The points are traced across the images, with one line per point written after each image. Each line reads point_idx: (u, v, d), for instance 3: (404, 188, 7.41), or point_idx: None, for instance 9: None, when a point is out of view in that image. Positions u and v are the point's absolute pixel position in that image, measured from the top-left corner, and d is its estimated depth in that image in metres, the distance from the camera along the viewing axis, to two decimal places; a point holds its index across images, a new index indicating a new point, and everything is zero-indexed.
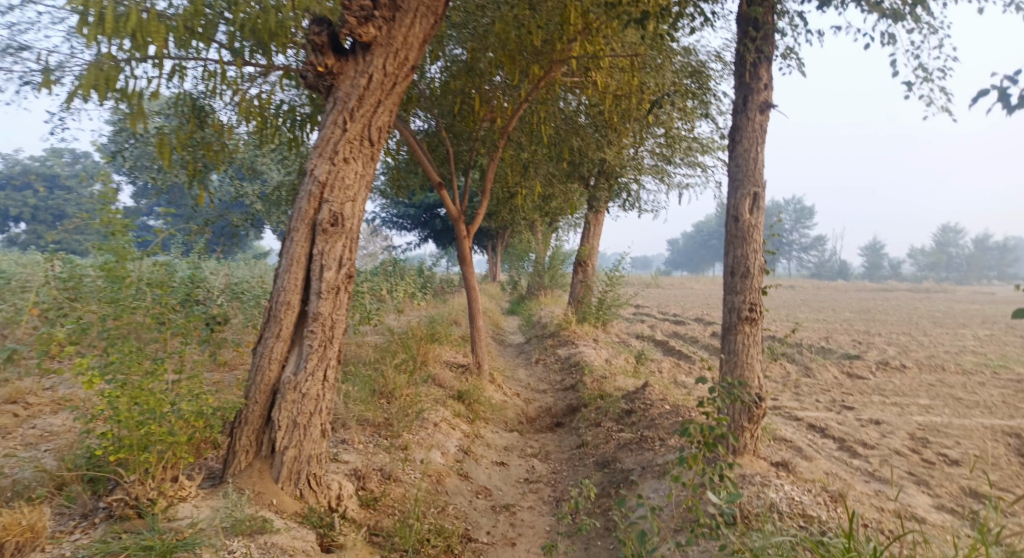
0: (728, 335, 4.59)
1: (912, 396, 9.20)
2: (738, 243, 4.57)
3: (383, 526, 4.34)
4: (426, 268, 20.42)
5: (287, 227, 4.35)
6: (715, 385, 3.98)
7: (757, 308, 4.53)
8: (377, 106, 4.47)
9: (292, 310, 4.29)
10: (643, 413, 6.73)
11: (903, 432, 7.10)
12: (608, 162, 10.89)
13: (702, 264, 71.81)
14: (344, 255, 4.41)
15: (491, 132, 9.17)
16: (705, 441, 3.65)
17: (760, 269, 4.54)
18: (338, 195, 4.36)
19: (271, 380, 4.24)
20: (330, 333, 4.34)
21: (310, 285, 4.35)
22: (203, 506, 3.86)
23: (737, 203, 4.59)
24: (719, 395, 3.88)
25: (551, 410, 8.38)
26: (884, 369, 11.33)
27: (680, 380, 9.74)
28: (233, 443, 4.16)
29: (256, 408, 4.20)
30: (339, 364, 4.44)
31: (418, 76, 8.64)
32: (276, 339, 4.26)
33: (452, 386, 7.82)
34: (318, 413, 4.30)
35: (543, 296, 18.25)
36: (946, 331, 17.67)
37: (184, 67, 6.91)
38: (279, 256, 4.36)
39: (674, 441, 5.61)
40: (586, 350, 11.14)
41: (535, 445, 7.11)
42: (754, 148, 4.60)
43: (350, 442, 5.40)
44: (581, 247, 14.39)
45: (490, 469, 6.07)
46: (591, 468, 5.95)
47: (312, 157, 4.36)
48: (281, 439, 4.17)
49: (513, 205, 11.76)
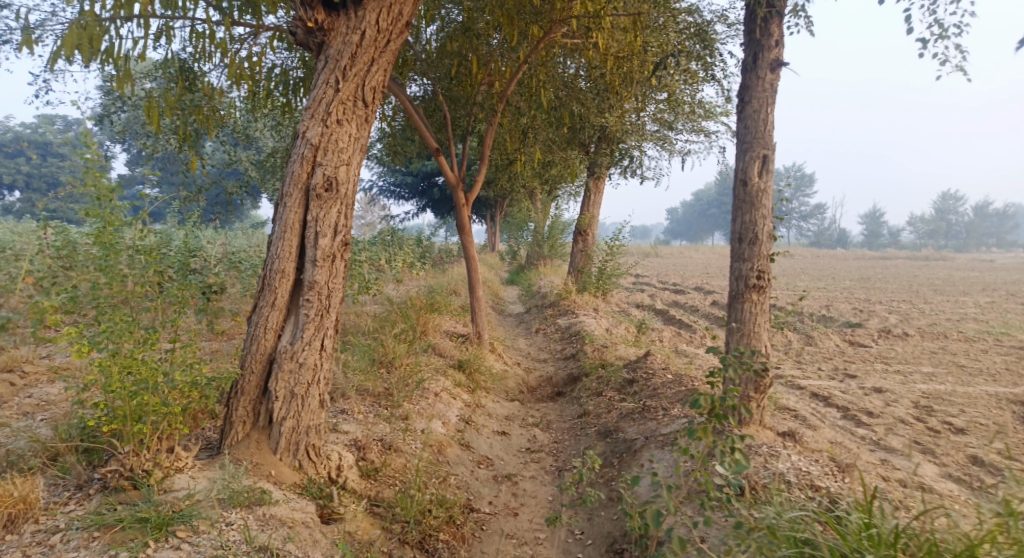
0: (735, 303, 4.49)
1: (915, 364, 9.16)
2: (747, 208, 4.44)
3: (384, 497, 4.28)
4: (425, 238, 20.27)
5: (280, 193, 4.21)
6: (726, 356, 3.89)
7: (765, 276, 4.41)
8: (371, 65, 4.31)
9: (287, 278, 4.17)
10: (646, 382, 6.66)
11: (907, 400, 7.06)
12: (609, 128, 10.69)
13: (701, 233, 71.55)
14: (340, 222, 4.28)
15: (490, 96, 8.96)
16: (715, 412, 3.58)
17: (768, 235, 4.42)
18: (332, 158, 4.22)
19: (267, 350, 4.13)
20: (327, 301, 4.23)
21: (305, 253, 4.22)
22: (200, 477, 3.78)
23: (746, 166, 4.45)
24: (732, 367, 3.80)
25: (551, 379, 8.34)
26: (886, 337, 11.29)
27: (681, 349, 9.68)
28: (229, 414, 4.06)
29: (251, 378, 4.10)
30: (337, 334, 4.33)
31: (415, 38, 8.41)
32: (272, 308, 4.14)
33: (452, 355, 7.75)
34: (316, 384, 4.20)
35: (542, 266, 18.16)
36: (947, 299, 17.64)
37: (172, 28, 6.70)
38: (273, 223, 4.23)
39: (677, 411, 5.55)
40: (587, 320, 11.08)
41: (536, 414, 7.07)
42: (764, 109, 4.44)
43: (350, 412, 5.32)
44: (581, 216, 14.23)
45: (491, 439, 6.02)
46: (593, 437, 5.89)
47: (304, 119, 4.20)
48: (278, 409, 4.07)
49: (513, 173, 11.58)
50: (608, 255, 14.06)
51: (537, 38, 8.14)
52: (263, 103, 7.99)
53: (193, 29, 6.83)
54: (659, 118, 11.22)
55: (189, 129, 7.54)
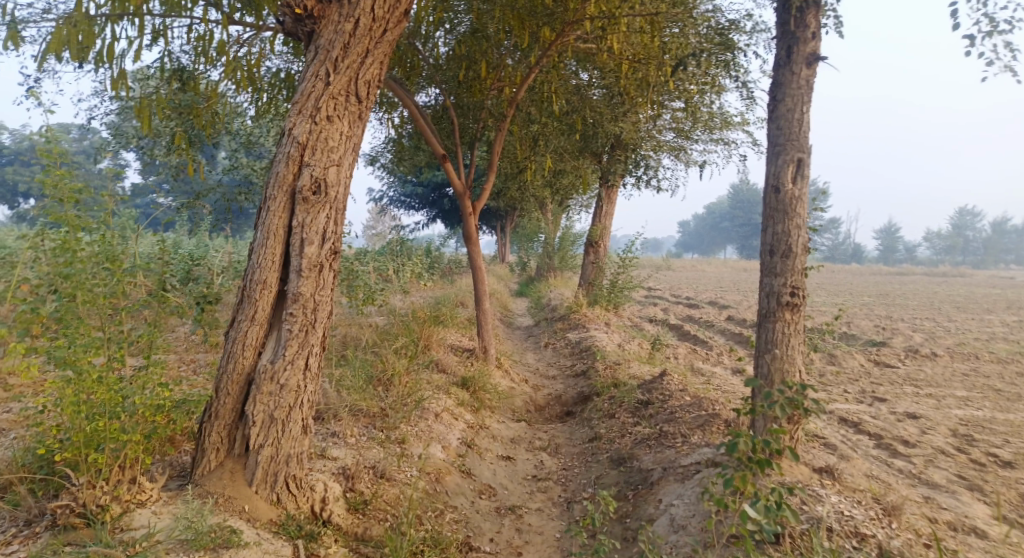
0: (764, 322, 4.04)
1: (948, 387, 8.64)
2: (779, 218, 4.00)
3: (372, 535, 3.88)
4: (434, 248, 19.91)
5: (263, 196, 3.82)
6: (771, 391, 3.56)
7: (799, 293, 3.96)
8: (365, 56, 3.93)
9: (269, 289, 3.77)
10: (662, 404, 6.20)
11: (944, 428, 6.56)
12: (623, 136, 10.30)
13: (713, 246, 70.90)
14: (328, 228, 3.87)
15: (500, 101, 8.57)
16: (758, 460, 3.21)
17: (803, 248, 3.97)
18: (321, 158, 3.83)
19: (245, 369, 3.72)
20: (312, 316, 3.81)
21: (289, 262, 3.82)
22: (164, 513, 3.36)
23: (778, 171, 4.02)
24: (780, 405, 3.45)
25: (561, 398, 7.90)
26: (913, 357, 10.76)
27: (697, 368, 9.20)
28: (202, 440, 3.66)
29: (227, 400, 3.69)
30: (324, 352, 3.91)
31: (422, 42, 7.98)
32: (251, 322, 3.74)
33: (456, 372, 7.32)
34: (299, 407, 3.78)
35: (552, 278, 17.73)
36: (972, 317, 17.04)
37: (169, 27, 6.38)
38: (255, 229, 3.83)
39: (698, 439, 5.10)
40: (598, 335, 10.64)
41: (543, 437, 6.62)
42: (799, 108, 4.01)
43: (341, 436, 4.90)
44: (593, 227, 13.79)
45: (494, 465, 5.59)
46: (605, 465, 5.43)
47: (291, 115, 3.82)
48: (256, 436, 3.65)
49: (522, 182, 11.18)
50: (620, 267, 13.62)
51: (549, 41, 7.79)
52: (265, 107, 7.66)
53: (192, 29, 6.52)
54: (676, 127, 10.80)
55: (186, 132, 7.21)
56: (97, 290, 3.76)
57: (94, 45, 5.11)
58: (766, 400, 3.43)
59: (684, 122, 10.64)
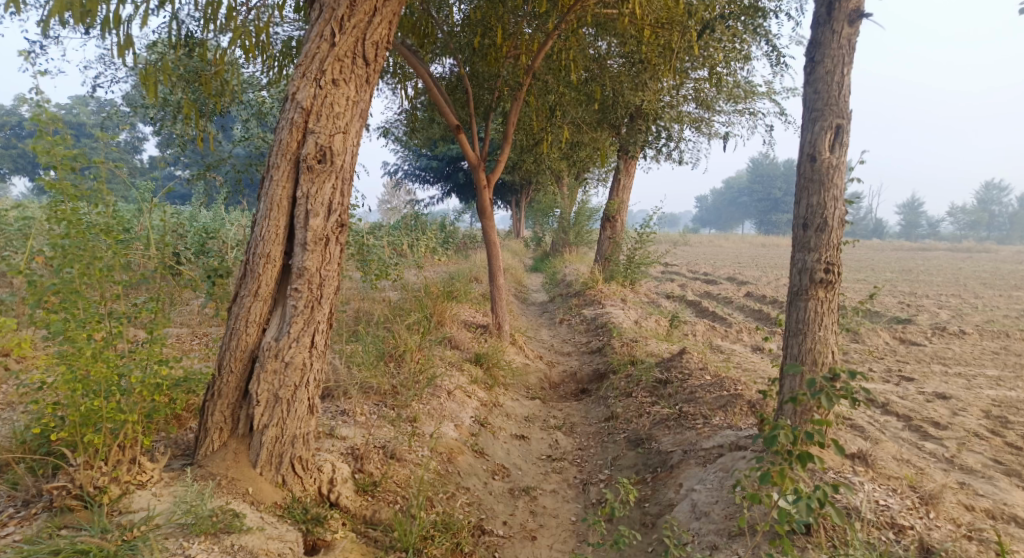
0: (795, 301, 3.82)
1: (978, 367, 8.37)
2: (815, 189, 3.75)
3: (381, 519, 3.74)
4: (448, 222, 19.70)
5: (266, 164, 3.63)
6: (816, 378, 3.38)
7: (834, 269, 3.73)
8: (373, 15, 3.70)
9: (272, 263, 3.59)
10: (681, 383, 6.00)
11: (976, 409, 6.32)
12: (641, 107, 9.99)
13: (730, 221, 70.04)
14: (334, 199, 3.68)
15: (516, 70, 8.29)
16: (801, 456, 3.05)
17: (839, 221, 3.73)
18: (327, 124, 3.63)
19: (248, 346, 3.57)
20: (318, 292, 3.64)
21: (294, 235, 3.64)
22: (165, 494, 3.23)
23: (814, 139, 3.77)
24: (827, 395, 3.25)
25: (576, 375, 7.74)
26: (940, 335, 10.46)
27: (716, 345, 8.99)
28: (204, 419, 3.51)
29: (231, 379, 3.54)
30: (330, 329, 3.74)
31: (437, 9, 7.75)
32: (254, 298, 3.57)
33: (469, 348, 7.16)
34: (305, 387, 3.62)
35: (567, 253, 17.50)
36: (998, 294, 16.62)
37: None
38: (257, 200, 3.65)
39: (720, 420, 4.91)
40: (614, 311, 10.44)
41: (558, 415, 6.46)
42: (839, 70, 3.74)
43: (350, 414, 4.76)
44: (610, 201, 13.50)
45: (508, 444, 5.44)
46: (623, 446, 5.27)
47: (294, 78, 3.60)
48: (260, 416, 3.51)
49: (538, 155, 10.90)
50: (637, 243, 13.34)
51: (567, 5, 7.49)
52: (275, 76, 7.45)
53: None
54: (698, 97, 10.45)
55: (195, 102, 7.02)
56: (94, 264, 3.60)
57: (98, 11, 4.88)
58: (808, 387, 3.23)
59: (706, 92, 10.29)
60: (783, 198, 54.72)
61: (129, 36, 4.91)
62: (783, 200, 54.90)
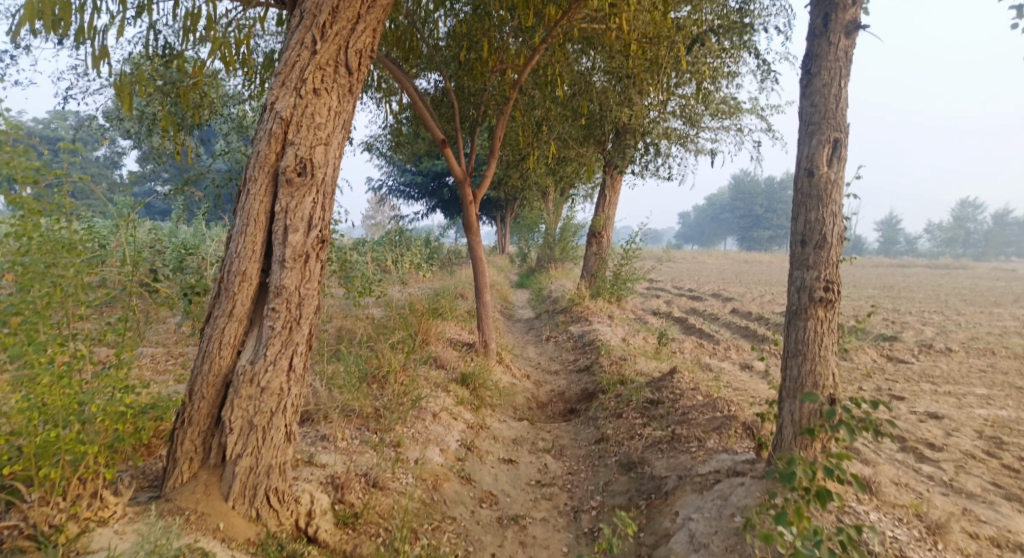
0: (794, 320, 3.68)
1: (967, 385, 8.30)
2: (813, 204, 3.63)
3: (363, 554, 3.55)
4: (433, 238, 19.54)
5: (242, 178, 3.44)
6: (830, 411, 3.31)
7: (834, 287, 3.59)
8: (356, 23, 3.56)
9: (248, 282, 3.40)
10: (672, 404, 5.84)
11: (969, 429, 6.22)
12: (628, 123, 9.92)
13: (713, 237, 70.52)
14: (315, 213, 3.50)
15: (502, 85, 8.18)
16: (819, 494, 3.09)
17: (839, 237, 3.60)
18: (307, 135, 3.46)
19: (222, 370, 3.36)
20: (297, 312, 3.45)
21: (272, 252, 3.45)
22: (128, 532, 2.99)
23: (811, 153, 3.65)
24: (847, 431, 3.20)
25: (564, 394, 7.57)
26: (927, 352, 10.42)
27: (705, 363, 8.87)
28: (173, 449, 3.29)
29: (202, 405, 3.32)
30: (310, 351, 3.55)
31: (422, 24, 7.64)
32: (229, 318, 3.37)
33: (455, 367, 6.96)
34: (282, 413, 3.42)
35: (553, 269, 17.37)
36: (980, 311, 16.69)
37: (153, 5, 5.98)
38: (233, 215, 3.46)
39: (715, 442, 4.76)
40: (601, 328, 10.30)
41: (547, 437, 6.28)
42: (836, 83, 3.64)
43: (331, 440, 4.55)
44: (596, 217, 13.41)
45: (496, 468, 5.26)
46: (614, 470, 5.10)
47: (273, 87, 3.44)
48: (233, 445, 3.30)
49: (524, 170, 10.78)
50: (623, 259, 13.24)
51: (553, 18, 7.40)
52: (257, 88, 7.27)
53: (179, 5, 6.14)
54: (684, 113, 10.40)
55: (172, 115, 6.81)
56: (56, 283, 3.36)
57: (72, 20, 4.65)
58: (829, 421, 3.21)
59: (692, 108, 10.25)
60: (765, 215, 55.27)
61: (105, 47, 4.68)
62: (765, 217, 55.40)
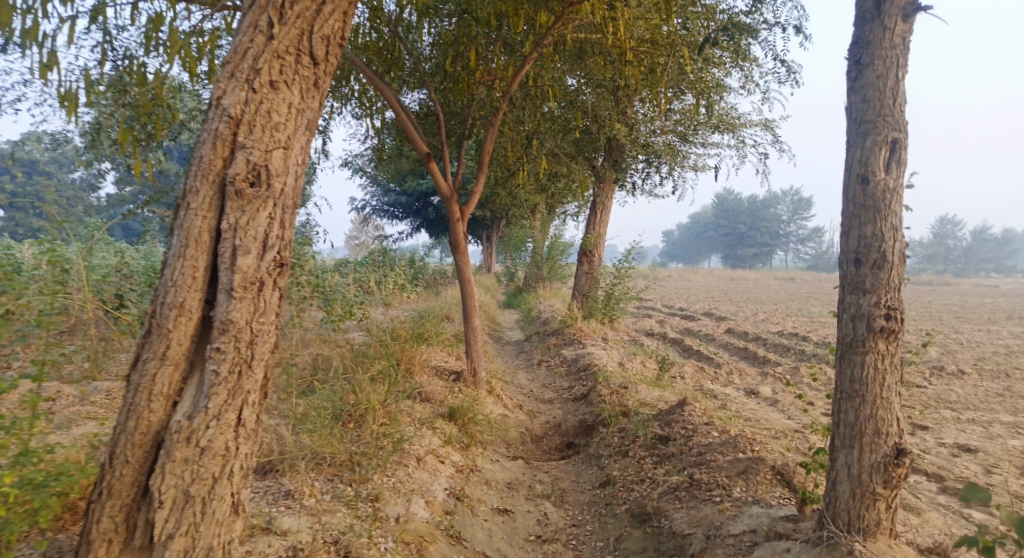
0: (848, 355, 3.07)
1: (990, 412, 7.77)
2: (868, 216, 3.04)
3: None
4: (417, 259, 18.92)
5: (181, 190, 2.81)
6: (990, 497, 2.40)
7: (896, 315, 2.99)
8: (322, 2, 2.95)
9: (187, 316, 2.75)
10: (686, 441, 5.20)
11: (1009, 466, 5.65)
12: (620, 136, 9.39)
13: (699, 255, 70.26)
14: (271, 232, 2.86)
15: (490, 96, 7.54)
16: None
17: (900, 256, 3.02)
18: (262, 137, 2.84)
19: (152, 427, 2.69)
20: (247, 352, 2.79)
21: (217, 278, 2.81)
22: None
23: (865, 157, 3.07)
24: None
25: (560, 426, 6.92)
26: (939, 375, 9.90)
27: (708, 390, 8.26)
28: (88, 529, 2.62)
29: (126, 472, 2.65)
30: (265, 400, 2.88)
31: (406, 32, 7.07)
32: (162, 361, 2.72)
33: (442, 400, 6.27)
34: (227, 479, 2.73)
35: (541, 289, 16.77)
36: (978, 328, 16.28)
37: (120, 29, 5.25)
38: (169, 235, 2.82)
39: (741, 491, 4.16)
40: (596, 351, 9.68)
41: (544, 479, 5.64)
42: (892, 74, 3.07)
43: (296, 497, 3.90)
44: (587, 235, 12.81)
45: (490, 522, 4.64)
46: (626, 522, 4.49)
47: (220, 79, 2.82)
48: (164, 523, 2.61)
49: (513, 187, 10.17)
50: (615, 278, 12.61)
51: (545, 25, 6.73)
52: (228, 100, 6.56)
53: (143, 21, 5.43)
54: (679, 128, 9.92)
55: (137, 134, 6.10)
56: None
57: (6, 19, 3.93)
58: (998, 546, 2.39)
59: (688, 122, 9.73)
60: (749, 233, 55.32)
61: (54, 54, 4.01)
62: (749, 234, 55.37)
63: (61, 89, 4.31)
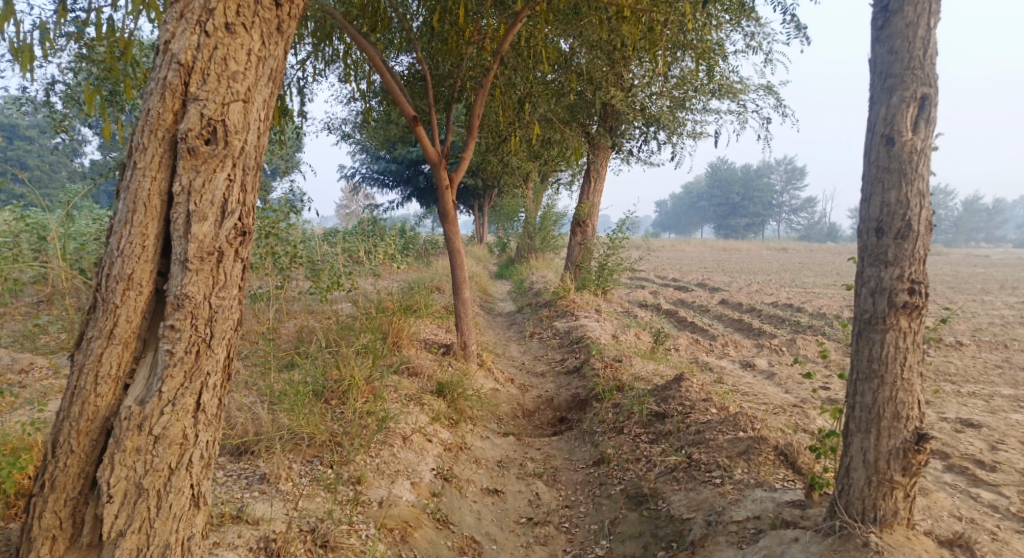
0: (867, 333, 2.82)
1: (991, 385, 7.60)
2: (892, 181, 2.77)
3: None
4: (407, 228, 18.55)
5: (128, 148, 2.50)
6: None
7: (920, 289, 2.74)
8: None
9: (137, 289, 2.47)
10: (683, 418, 4.98)
11: (1014, 442, 5.47)
12: (615, 100, 9.02)
13: (691, 225, 69.98)
14: (231, 196, 2.56)
15: (480, 58, 7.14)
16: None
17: (926, 225, 2.75)
18: (217, 88, 2.51)
19: (100, 412, 2.42)
20: (205, 330, 2.52)
21: (171, 248, 2.52)
22: None
23: (890, 115, 2.79)
24: None
25: (552, 400, 6.70)
26: (937, 347, 9.73)
27: (704, 363, 8.05)
28: (30, 525, 2.37)
29: (70, 463, 2.39)
30: (226, 381, 2.61)
31: None
32: (109, 339, 2.44)
33: (430, 375, 6.01)
34: (185, 469, 2.48)
35: (533, 260, 16.49)
36: (972, 298, 16.18)
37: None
38: (116, 198, 2.51)
39: (743, 472, 3.95)
40: (590, 323, 9.45)
41: (536, 456, 5.43)
42: (923, 22, 2.76)
43: (272, 481, 3.66)
44: (580, 205, 12.48)
45: (479, 503, 4.42)
46: (621, 505, 4.29)
47: (168, 21, 2.49)
48: (113, 518, 2.36)
49: (504, 154, 9.80)
50: (609, 248, 12.31)
51: None
52: None
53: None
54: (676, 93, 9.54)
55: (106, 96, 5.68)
56: None
57: None
58: None
59: (686, 87, 9.36)
60: (742, 203, 55.05)
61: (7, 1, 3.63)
62: (742, 204, 55.07)
63: (17, 42, 3.92)
